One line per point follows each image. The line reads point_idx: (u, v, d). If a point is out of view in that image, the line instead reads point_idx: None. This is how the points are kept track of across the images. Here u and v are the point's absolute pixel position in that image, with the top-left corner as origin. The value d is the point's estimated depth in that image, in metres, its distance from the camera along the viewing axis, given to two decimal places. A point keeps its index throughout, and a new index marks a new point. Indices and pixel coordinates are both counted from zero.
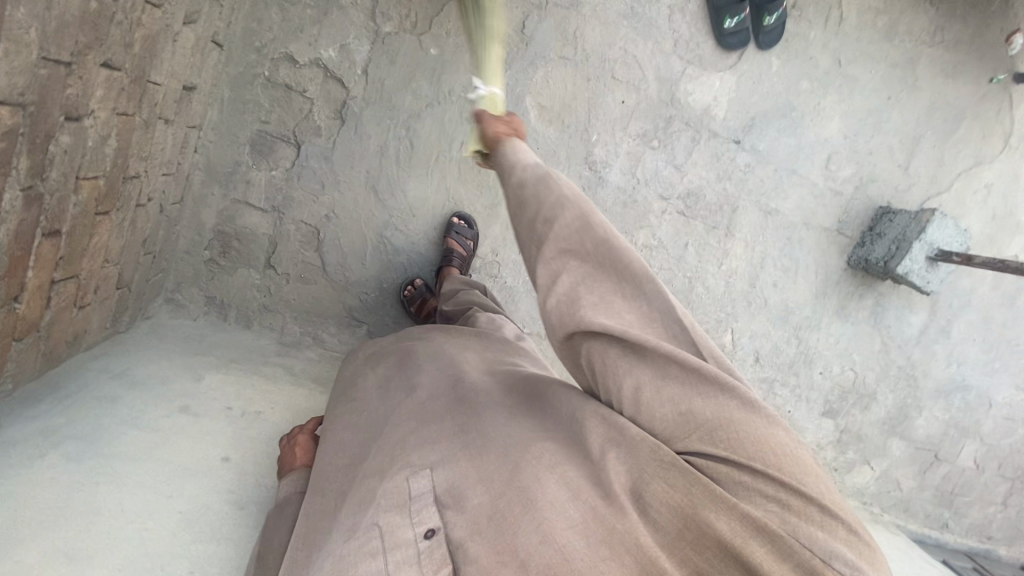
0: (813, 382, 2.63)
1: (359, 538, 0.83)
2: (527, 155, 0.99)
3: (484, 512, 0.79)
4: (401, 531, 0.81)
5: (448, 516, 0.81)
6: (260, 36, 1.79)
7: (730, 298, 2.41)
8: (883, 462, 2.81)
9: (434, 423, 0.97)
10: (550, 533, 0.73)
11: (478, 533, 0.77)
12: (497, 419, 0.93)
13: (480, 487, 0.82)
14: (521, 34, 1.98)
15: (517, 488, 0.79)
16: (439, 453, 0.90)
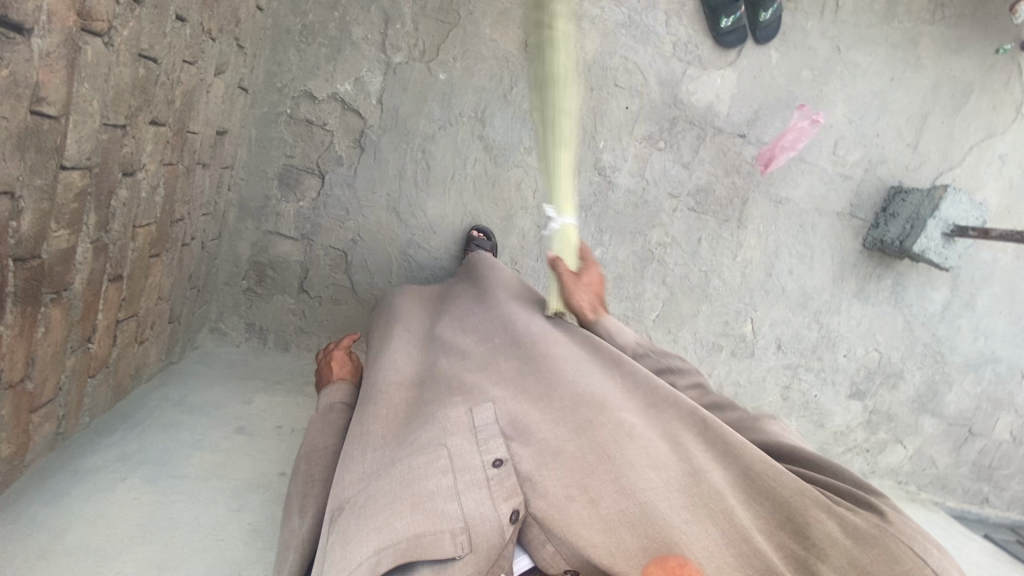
0: (837, 365, 2.66)
1: (426, 455, 0.89)
2: (624, 332, 1.35)
3: (561, 456, 0.93)
4: (471, 458, 0.91)
5: (518, 452, 0.94)
6: (281, 76, 1.91)
7: (747, 288, 2.46)
8: (916, 440, 2.81)
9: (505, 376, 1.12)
10: (630, 488, 0.89)
11: (555, 472, 0.91)
12: (561, 382, 1.08)
13: (558, 436, 0.96)
14: (524, 51, 2.06)
15: (601, 443, 0.95)
16: (514, 399, 1.04)
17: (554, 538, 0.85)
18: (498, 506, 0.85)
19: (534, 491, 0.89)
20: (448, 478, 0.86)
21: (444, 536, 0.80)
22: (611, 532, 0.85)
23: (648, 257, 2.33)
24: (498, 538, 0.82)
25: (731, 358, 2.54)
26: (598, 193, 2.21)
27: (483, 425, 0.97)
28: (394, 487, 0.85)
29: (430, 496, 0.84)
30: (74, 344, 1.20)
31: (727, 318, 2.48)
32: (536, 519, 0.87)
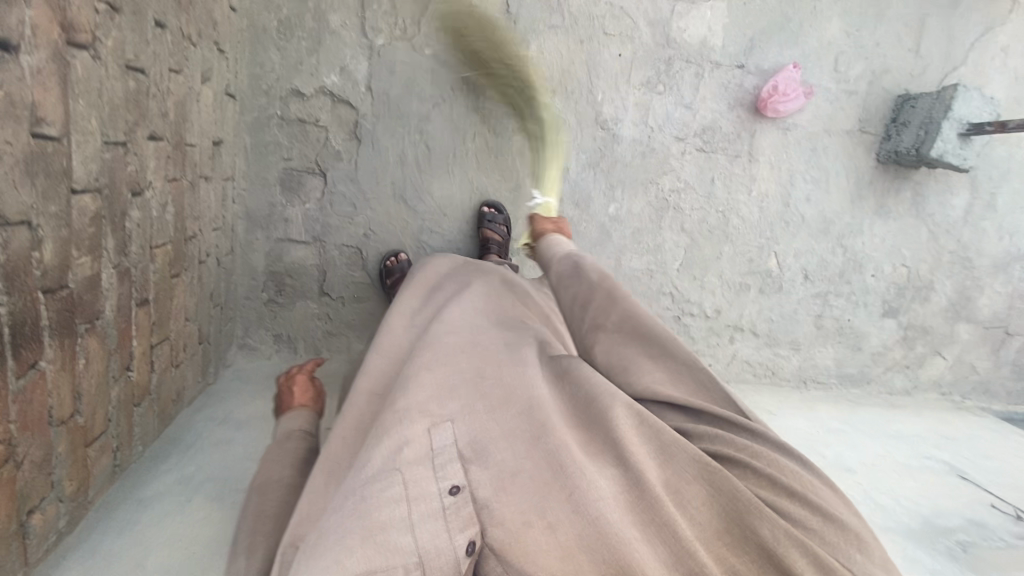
0: (866, 286, 2.62)
1: (380, 484, 0.85)
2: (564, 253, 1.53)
3: (516, 477, 0.87)
4: (426, 486, 0.86)
5: (473, 474, 0.88)
6: (265, 77, 1.85)
7: (766, 222, 2.42)
8: (954, 349, 2.79)
9: (455, 372, 1.02)
10: (585, 508, 0.83)
11: (509, 497, 0.85)
12: (527, 381, 1.02)
13: (509, 454, 0.89)
14: (507, 13, 1.99)
15: (552, 456, 0.88)
16: (468, 405, 0.96)
17: (511, 568, 0.80)
18: (455, 536, 0.82)
19: (491, 517, 0.83)
20: (401, 507, 0.82)
21: (395, 573, 0.76)
22: (570, 557, 0.80)
23: (664, 205, 2.30)
24: (454, 570, 0.79)
25: (760, 295, 2.52)
26: (603, 148, 2.17)
27: (438, 444, 0.91)
28: (345, 522, 0.80)
29: (383, 529, 0.80)
30: (115, 374, 1.18)
31: (750, 256, 2.45)
32: (494, 550, 0.82)
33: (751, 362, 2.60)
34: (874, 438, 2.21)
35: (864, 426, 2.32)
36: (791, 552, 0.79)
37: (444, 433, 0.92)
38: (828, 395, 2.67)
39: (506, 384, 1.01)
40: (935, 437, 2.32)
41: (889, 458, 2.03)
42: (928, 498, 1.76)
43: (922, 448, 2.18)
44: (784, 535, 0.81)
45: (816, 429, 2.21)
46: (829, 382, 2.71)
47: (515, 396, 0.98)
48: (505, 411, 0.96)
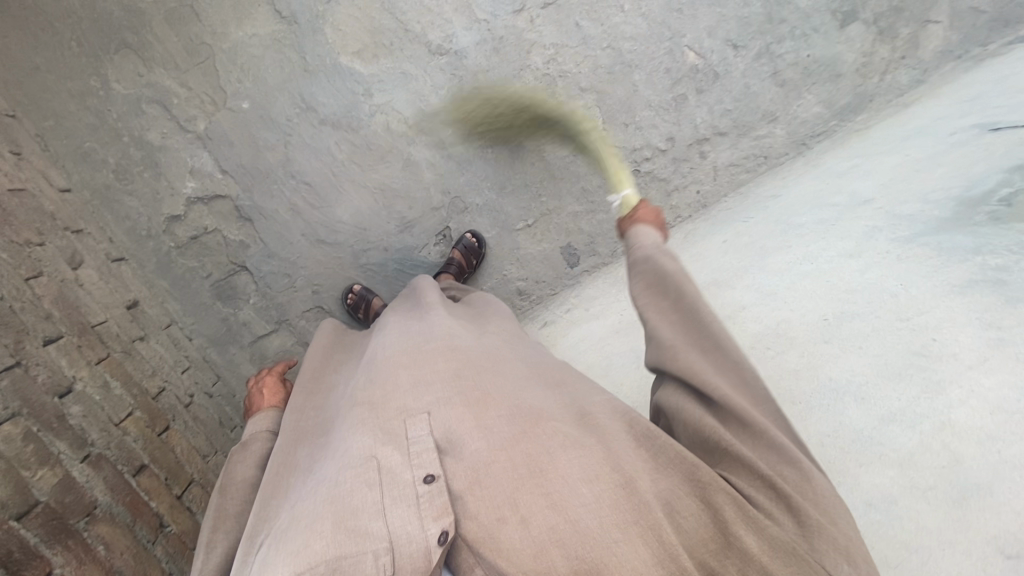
0: (805, 11, 2.33)
1: (356, 472, 0.89)
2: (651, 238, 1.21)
3: (489, 473, 0.88)
4: (402, 474, 0.89)
5: (451, 469, 0.90)
6: (139, 224, 1.89)
7: (660, 24, 2.19)
8: (943, 6, 2.41)
9: (437, 382, 1.07)
10: (563, 503, 0.84)
11: (483, 497, 0.85)
12: (504, 386, 1.07)
13: (493, 450, 0.91)
14: (283, 18, 1.88)
15: (533, 456, 0.91)
16: (449, 407, 0.99)
17: (484, 560, 0.81)
18: (427, 525, 0.82)
19: (465, 510, 0.85)
20: (376, 492, 0.86)
21: (364, 557, 0.78)
22: (541, 555, 0.79)
23: (549, 79, 2.13)
24: (425, 561, 0.79)
25: (701, 95, 2.29)
26: (456, 71, 2.04)
27: (417, 442, 0.93)
28: (319, 506, 0.84)
29: (355, 513, 0.83)
30: (149, 537, 1.30)
31: (665, 66, 2.23)
32: (466, 541, 0.83)
33: (736, 162, 2.37)
34: (891, 151, 1.95)
35: (876, 148, 2.05)
36: (759, 559, 0.79)
37: (421, 427, 0.96)
38: (835, 139, 2.38)
39: (494, 394, 1.04)
40: (957, 108, 2.01)
41: (907, 162, 1.79)
42: (958, 175, 1.53)
43: (945, 128, 1.89)
44: (754, 546, 0.80)
45: (825, 182, 1.99)
46: (829, 127, 2.42)
47: (500, 402, 1.02)
48: (486, 410, 0.99)
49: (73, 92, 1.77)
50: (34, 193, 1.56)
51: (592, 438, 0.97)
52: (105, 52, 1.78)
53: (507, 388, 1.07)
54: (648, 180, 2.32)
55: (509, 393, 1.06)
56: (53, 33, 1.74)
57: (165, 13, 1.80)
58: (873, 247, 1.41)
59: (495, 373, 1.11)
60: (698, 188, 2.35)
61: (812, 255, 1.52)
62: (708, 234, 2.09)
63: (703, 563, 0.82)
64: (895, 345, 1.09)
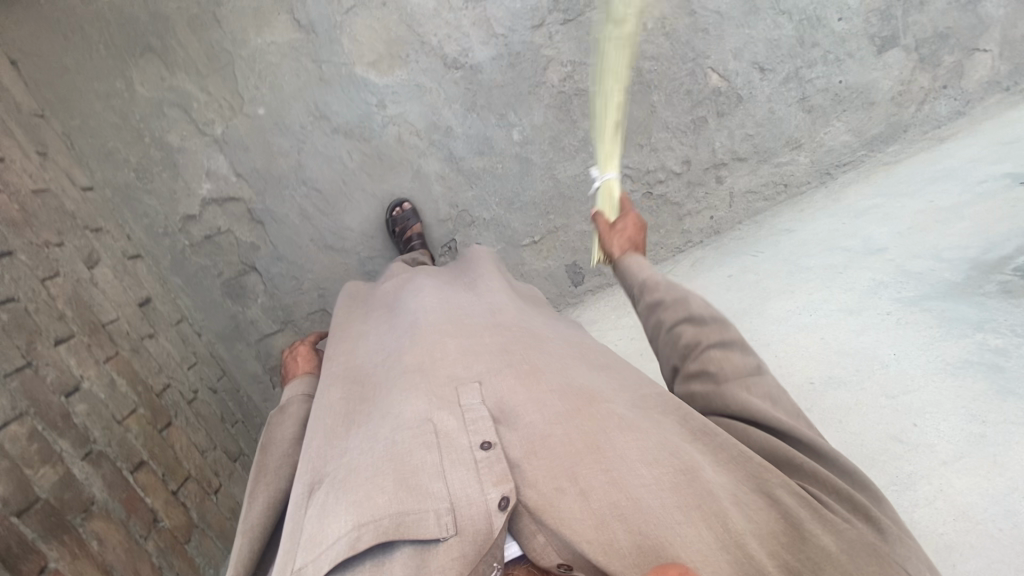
0: (840, 35, 2.23)
1: (414, 432, 0.89)
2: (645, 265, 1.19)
3: (546, 445, 0.86)
4: (458, 440, 0.87)
5: (507, 439, 0.88)
6: (156, 222, 1.96)
7: (683, 43, 2.13)
8: (992, 34, 2.34)
9: (487, 356, 1.07)
10: (624, 480, 0.81)
11: (542, 468, 0.83)
12: (554, 362, 1.07)
13: (550, 422, 0.90)
14: (302, 28, 1.91)
15: (589, 432, 0.88)
16: (501, 380, 1.00)
17: (546, 527, 0.77)
18: (486, 489, 0.79)
19: (524, 479, 0.82)
20: (435, 454, 0.84)
21: (426, 515, 0.76)
22: (603, 527, 0.76)
23: (565, 96, 2.10)
24: (486, 524, 0.76)
25: (722, 118, 2.23)
26: (471, 85, 2.04)
27: (471, 410, 0.92)
28: (380, 463, 0.84)
29: (415, 474, 0.82)
30: (142, 532, 1.38)
31: (685, 87, 2.17)
32: (527, 508, 0.79)
33: (754, 189, 2.31)
34: (914, 193, 1.87)
35: (900, 188, 1.96)
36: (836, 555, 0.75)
37: (474, 395, 0.96)
38: (861, 171, 2.30)
39: (544, 369, 1.03)
40: (994, 152, 1.92)
41: (931, 209, 1.71)
42: (976, 232, 1.47)
43: (972, 174, 1.81)
44: (830, 543, 0.76)
45: (842, 221, 1.92)
46: (856, 156, 2.34)
47: (552, 379, 1.01)
48: (539, 382, 0.99)
49: (99, 93, 1.84)
50: (56, 193, 1.64)
51: (650, 424, 0.93)
52: (130, 55, 1.84)
53: (559, 367, 1.05)
54: (660, 202, 2.27)
55: (562, 371, 1.04)
56: (82, 35, 1.80)
57: (188, 19, 1.85)
58: (875, 305, 1.38)
59: (543, 349, 1.11)
60: (712, 214, 2.30)
61: (813, 304, 1.48)
62: (715, 265, 2.05)
63: (777, 556, 0.76)
64: (874, 425, 1.14)
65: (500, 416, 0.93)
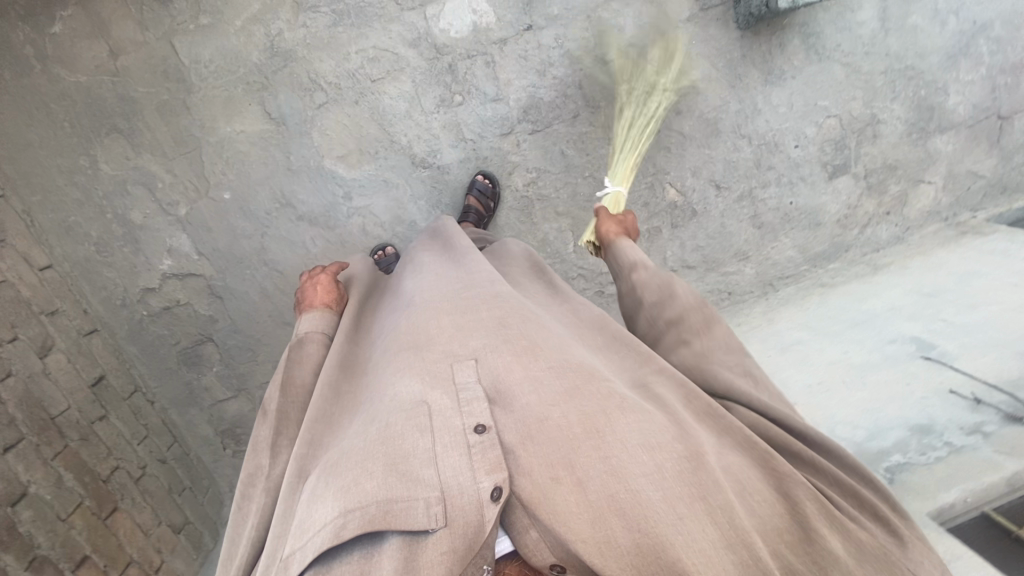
0: (794, 161, 2.35)
1: (405, 413, 0.94)
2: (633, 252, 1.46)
3: (540, 431, 0.91)
4: (452, 421, 0.93)
5: (501, 422, 0.94)
6: (115, 293, 1.99)
7: (645, 160, 2.22)
8: (939, 169, 2.49)
9: (483, 328, 1.12)
10: (621, 472, 0.86)
11: (537, 456, 0.88)
12: (553, 337, 1.13)
13: (547, 399, 0.96)
14: (272, 120, 1.92)
15: (589, 416, 0.94)
16: (496, 355, 1.05)
17: (540, 524, 0.84)
18: (479, 479, 0.86)
19: (517, 466, 0.88)
20: (428, 437, 0.90)
21: (415, 504, 0.82)
22: (601, 524, 0.82)
23: (528, 201, 2.18)
24: (476, 514, 0.83)
25: (675, 230, 2.34)
26: (438, 184, 2.10)
27: (465, 388, 0.98)
28: (369, 445, 0.90)
29: (406, 458, 0.88)
30: None
31: (644, 199, 2.27)
32: (520, 500, 0.85)
33: (699, 294, 2.43)
34: (834, 337, 2.02)
35: (826, 325, 2.11)
36: (847, 561, 0.85)
37: (468, 372, 1.02)
38: (801, 287, 2.45)
39: (545, 343, 1.09)
40: (912, 303, 2.06)
41: (843, 363, 1.86)
42: (868, 410, 1.63)
43: (889, 328, 1.97)
44: (839, 549, 0.87)
45: (768, 352, 2.05)
46: (798, 270, 2.49)
47: (551, 354, 1.06)
48: (536, 360, 1.04)
49: (62, 168, 1.86)
50: (12, 283, 1.69)
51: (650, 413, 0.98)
52: (96, 134, 1.85)
53: (557, 344, 1.11)
54: (611, 301, 2.38)
55: (560, 349, 1.09)
56: (46, 113, 1.81)
57: (156, 103, 1.85)
58: None
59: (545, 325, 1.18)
60: None
61: None
62: None
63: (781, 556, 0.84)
64: None
65: (495, 395, 0.99)
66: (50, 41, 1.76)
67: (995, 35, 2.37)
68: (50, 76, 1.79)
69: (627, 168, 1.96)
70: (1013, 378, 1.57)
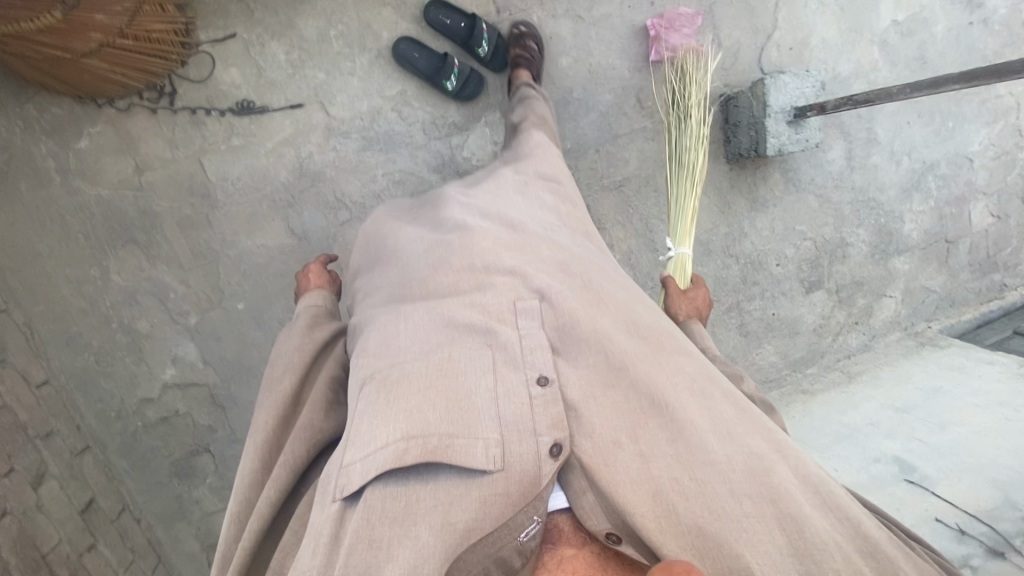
0: (775, 277, 2.57)
1: (472, 352, 1.01)
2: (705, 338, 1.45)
3: (603, 400, 0.99)
4: (516, 373, 0.99)
5: (564, 376, 1.01)
6: (110, 405, 1.91)
7: (645, 275, 2.36)
8: (898, 285, 2.77)
9: (545, 270, 1.15)
10: (688, 459, 0.95)
11: (601, 420, 0.97)
12: (617, 294, 1.17)
13: (619, 361, 1.03)
14: (294, 234, 1.95)
15: (658, 396, 1.00)
16: (563, 305, 1.08)
17: (597, 488, 0.94)
18: (541, 434, 0.93)
19: (580, 428, 0.97)
20: (491, 380, 0.97)
21: (475, 442, 0.89)
22: (660, 498, 0.92)
23: None
24: (531, 462, 0.91)
25: None
26: None
27: (529, 337, 1.04)
28: (433, 373, 0.97)
29: (469, 395, 0.95)
30: None
31: None
32: (580, 462, 0.95)
33: None
34: (821, 453, 2.14)
35: (813, 439, 2.24)
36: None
37: (534, 319, 1.07)
38: (782, 392, 2.62)
39: (615, 301, 1.15)
40: (888, 419, 2.23)
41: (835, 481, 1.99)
42: None
43: (872, 444, 2.12)
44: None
45: None
46: (780, 374, 2.66)
47: (619, 315, 1.13)
48: (603, 324, 1.08)
49: (70, 279, 1.81)
50: (12, 407, 1.62)
51: (712, 392, 1.06)
52: (111, 246, 1.83)
53: (625, 303, 1.16)
54: None
55: (621, 312, 1.14)
56: (61, 224, 1.78)
57: (178, 217, 1.86)
58: None
59: (605, 278, 1.20)
60: None
61: None
62: None
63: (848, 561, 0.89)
64: None
65: (558, 345, 1.06)
66: (73, 155, 1.75)
67: (940, 173, 2.70)
68: (70, 189, 1.77)
69: (687, 227, 1.83)
70: (987, 508, 1.73)
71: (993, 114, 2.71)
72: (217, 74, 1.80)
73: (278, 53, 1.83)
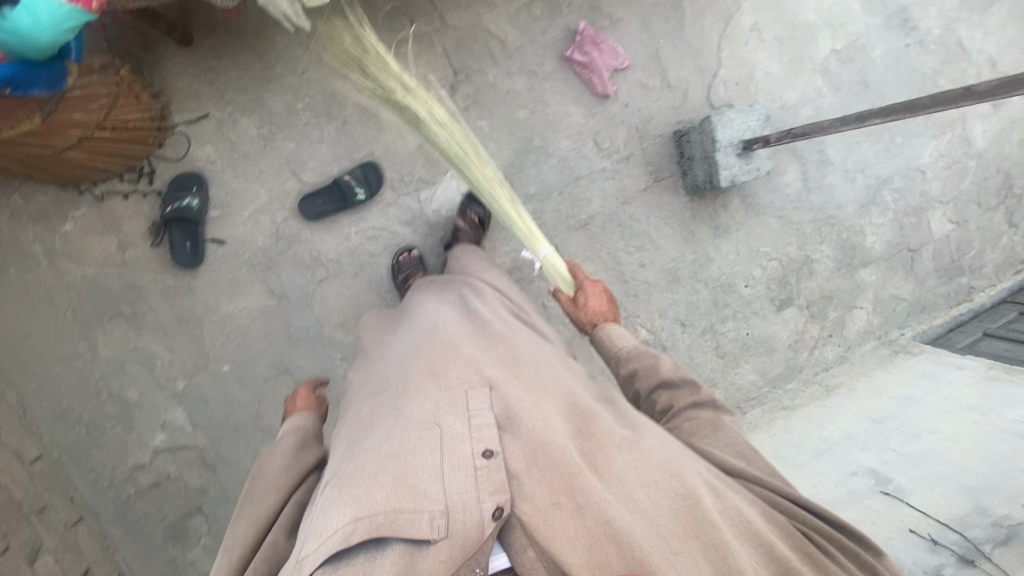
0: (746, 298, 2.65)
1: (420, 435, 1.06)
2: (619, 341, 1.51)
3: (542, 460, 1.03)
4: (462, 448, 1.04)
5: (507, 449, 1.05)
6: (103, 474, 1.96)
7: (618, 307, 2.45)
8: (868, 296, 2.85)
9: (493, 361, 1.25)
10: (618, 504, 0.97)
11: (538, 482, 1.00)
12: (560, 377, 1.28)
13: (554, 430, 1.09)
14: (274, 295, 2.03)
15: (587, 453, 1.07)
16: (507, 386, 1.17)
17: (536, 544, 0.92)
18: (481, 500, 0.96)
19: (520, 492, 0.98)
20: (437, 457, 1.02)
21: (420, 514, 0.93)
22: (594, 548, 0.92)
23: None
24: (474, 529, 0.92)
25: None
26: None
27: (476, 417, 1.10)
28: (386, 459, 1.02)
29: (415, 474, 0.99)
30: None
31: None
32: (517, 521, 0.95)
33: None
34: (800, 470, 2.21)
35: (793, 456, 2.30)
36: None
37: (481, 404, 1.13)
38: (764, 410, 2.69)
39: (556, 383, 1.25)
40: (865, 431, 2.28)
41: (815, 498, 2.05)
42: None
43: (850, 458, 2.17)
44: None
45: None
46: (760, 392, 2.73)
47: (559, 394, 1.21)
48: (544, 400, 1.17)
49: (62, 355, 1.90)
50: (8, 486, 1.74)
51: (648, 446, 1.11)
52: (98, 321, 1.92)
53: (565, 385, 1.25)
54: None
55: (562, 391, 1.23)
56: (49, 304, 1.88)
57: (162, 288, 1.94)
58: None
59: (549, 365, 1.31)
60: None
61: None
62: None
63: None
64: None
65: (504, 424, 1.11)
66: (59, 238, 1.86)
67: (895, 186, 2.82)
68: (57, 270, 1.87)
69: (531, 228, 1.78)
70: (958, 516, 1.75)
71: (938, 126, 2.85)
72: (193, 152, 1.93)
73: (249, 128, 1.95)
